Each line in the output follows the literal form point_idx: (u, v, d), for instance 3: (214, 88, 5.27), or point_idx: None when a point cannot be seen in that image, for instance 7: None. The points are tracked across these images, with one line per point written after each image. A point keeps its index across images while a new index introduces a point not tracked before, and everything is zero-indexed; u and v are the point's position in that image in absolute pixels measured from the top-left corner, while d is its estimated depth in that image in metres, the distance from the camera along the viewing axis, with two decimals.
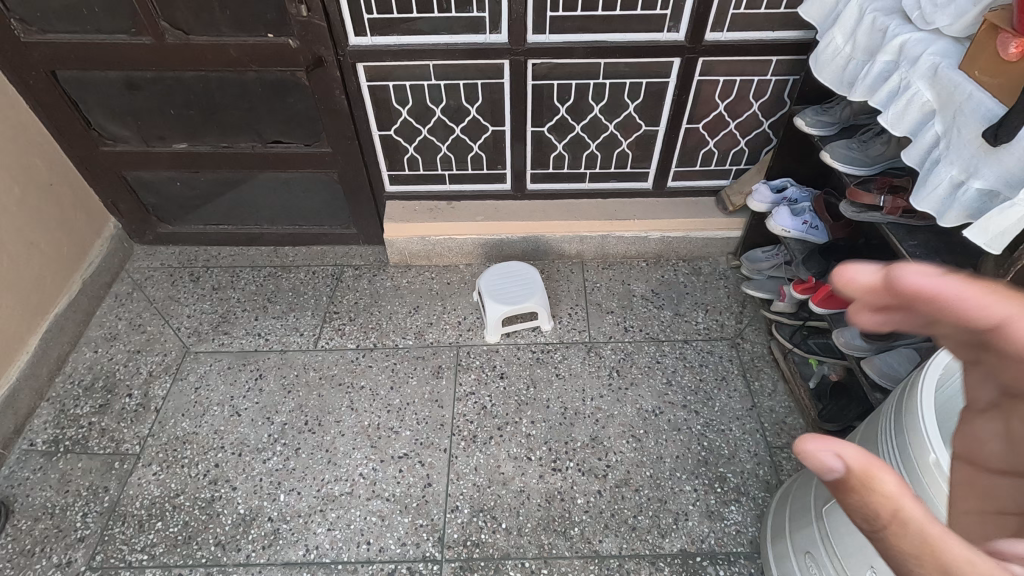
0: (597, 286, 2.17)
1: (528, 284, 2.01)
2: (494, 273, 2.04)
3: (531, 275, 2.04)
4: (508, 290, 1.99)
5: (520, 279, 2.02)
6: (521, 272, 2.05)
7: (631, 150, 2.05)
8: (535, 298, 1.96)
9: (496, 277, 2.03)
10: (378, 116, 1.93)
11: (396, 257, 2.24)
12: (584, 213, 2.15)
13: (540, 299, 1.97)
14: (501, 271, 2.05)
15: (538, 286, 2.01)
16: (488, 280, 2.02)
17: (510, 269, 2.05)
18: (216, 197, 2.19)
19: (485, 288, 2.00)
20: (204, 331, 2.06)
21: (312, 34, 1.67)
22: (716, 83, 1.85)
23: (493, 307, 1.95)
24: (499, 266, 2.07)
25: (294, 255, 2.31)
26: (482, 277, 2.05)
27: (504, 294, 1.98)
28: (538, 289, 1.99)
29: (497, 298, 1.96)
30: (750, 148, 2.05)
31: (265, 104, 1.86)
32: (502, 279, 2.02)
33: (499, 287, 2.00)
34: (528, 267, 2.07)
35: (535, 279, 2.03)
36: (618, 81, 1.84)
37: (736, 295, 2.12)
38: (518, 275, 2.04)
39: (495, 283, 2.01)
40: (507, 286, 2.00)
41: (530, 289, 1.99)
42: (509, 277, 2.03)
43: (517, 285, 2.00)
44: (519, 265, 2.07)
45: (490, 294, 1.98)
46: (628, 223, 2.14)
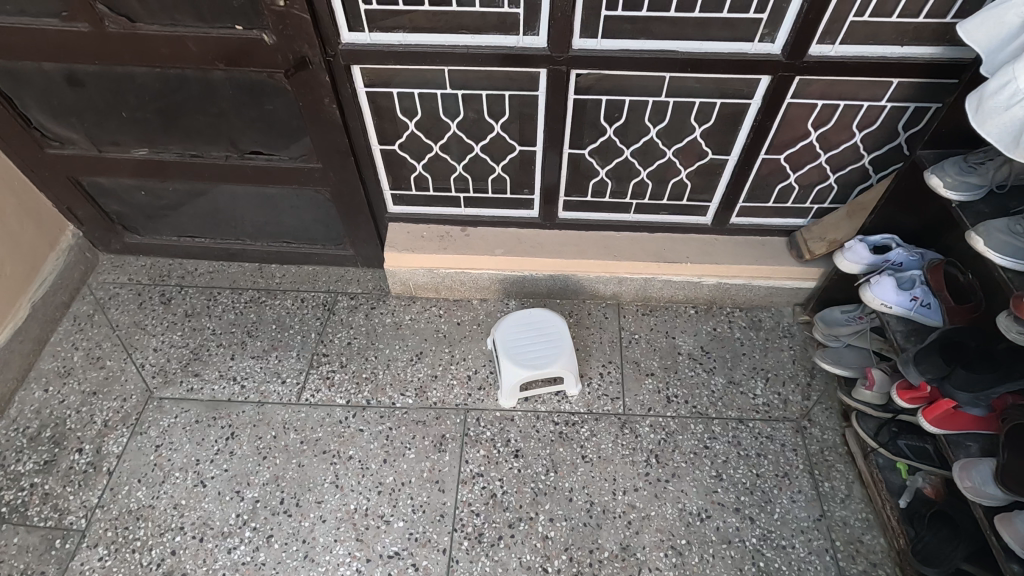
0: (635, 338, 1.82)
1: (555, 341, 1.66)
2: (512, 324, 1.69)
3: (558, 328, 1.69)
4: (530, 349, 1.64)
5: (545, 334, 1.67)
6: (545, 323, 1.69)
7: (690, 179, 1.65)
8: (562, 361, 1.62)
9: (515, 331, 1.68)
10: (381, 128, 1.55)
11: (399, 288, 1.90)
12: (626, 251, 1.77)
13: (568, 361, 1.63)
14: (521, 321, 1.70)
15: (567, 344, 1.65)
16: (505, 334, 1.67)
17: (531, 319, 1.70)
18: (189, 208, 1.85)
19: (503, 345, 1.65)
20: (172, 371, 1.76)
21: (292, 27, 1.28)
22: (811, 106, 1.44)
23: (510, 371, 1.61)
24: (517, 313, 1.71)
25: (282, 277, 1.98)
26: (498, 328, 1.70)
27: (524, 354, 1.63)
28: (566, 350, 1.64)
29: (516, 360, 1.61)
30: (840, 185, 1.64)
31: (239, 109, 1.49)
32: (523, 334, 1.67)
33: (520, 344, 1.65)
34: (554, 315, 1.72)
35: (563, 335, 1.67)
36: (685, 100, 1.44)
37: (803, 362, 1.76)
38: (541, 328, 1.68)
39: (513, 338, 1.66)
40: (529, 343, 1.65)
41: (556, 349, 1.64)
42: (531, 331, 1.68)
43: (541, 342, 1.65)
44: (543, 312, 1.72)
45: (507, 354, 1.63)
46: (679, 267, 1.76)
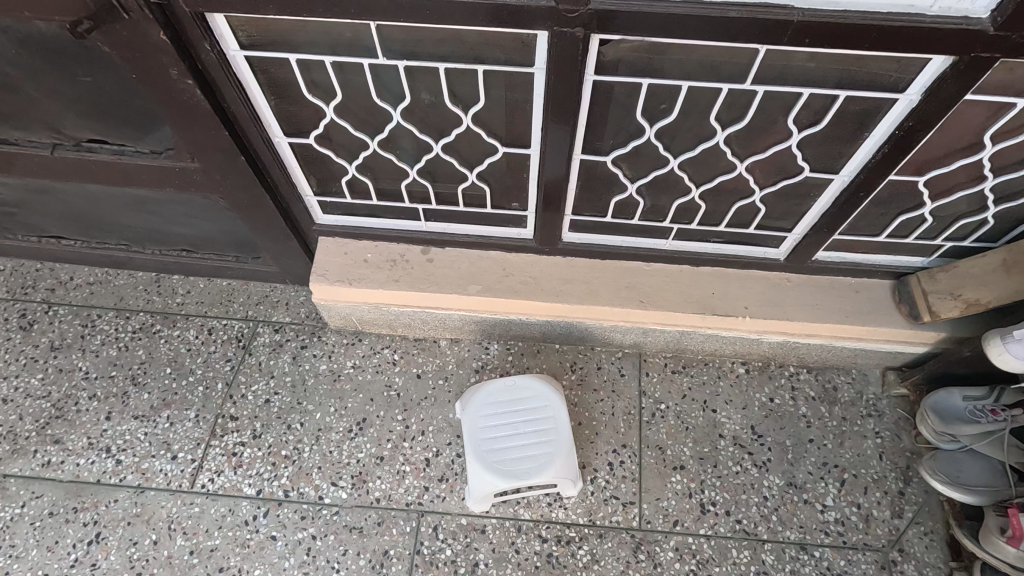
0: (660, 410, 1.32)
1: (546, 436, 1.18)
2: (487, 407, 1.22)
3: (553, 414, 1.21)
4: (508, 448, 1.18)
5: (533, 425, 1.20)
6: (534, 408, 1.21)
7: (764, 202, 1.09)
8: (555, 470, 1.15)
9: (490, 418, 1.21)
10: (287, 111, 0.98)
11: (340, 323, 1.39)
12: (657, 296, 1.23)
13: (570, 469, 1.16)
14: (500, 402, 1.22)
15: (565, 441, 1.18)
16: (476, 422, 1.21)
17: (514, 400, 1.22)
18: (40, 206, 1.30)
19: (472, 440, 1.19)
20: (24, 435, 1.29)
21: None
22: (997, 107, 0.85)
23: (480, 481, 1.16)
24: (496, 388, 1.24)
25: (184, 296, 1.47)
26: (465, 409, 1.23)
27: (500, 457, 1.17)
28: (561, 451, 1.17)
29: (489, 466, 1.16)
30: (996, 220, 1.07)
31: (51, 81, 0.93)
32: (501, 423, 1.20)
33: (497, 440, 1.19)
34: (551, 390, 1.23)
35: (559, 426, 1.19)
36: (784, 90, 0.85)
37: (894, 458, 1.26)
38: (528, 415, 1.21)
39: (487, 429, 1.20)
40: (508, 439, 1.19)
41: (547, 450, 1.17)
42: (514, 418, 1.21)
43: (526, 437, 1.18)
44: (535, 386, 1.23)
45: (476, 454, 1.17)
46: (732, 322, 1.22)
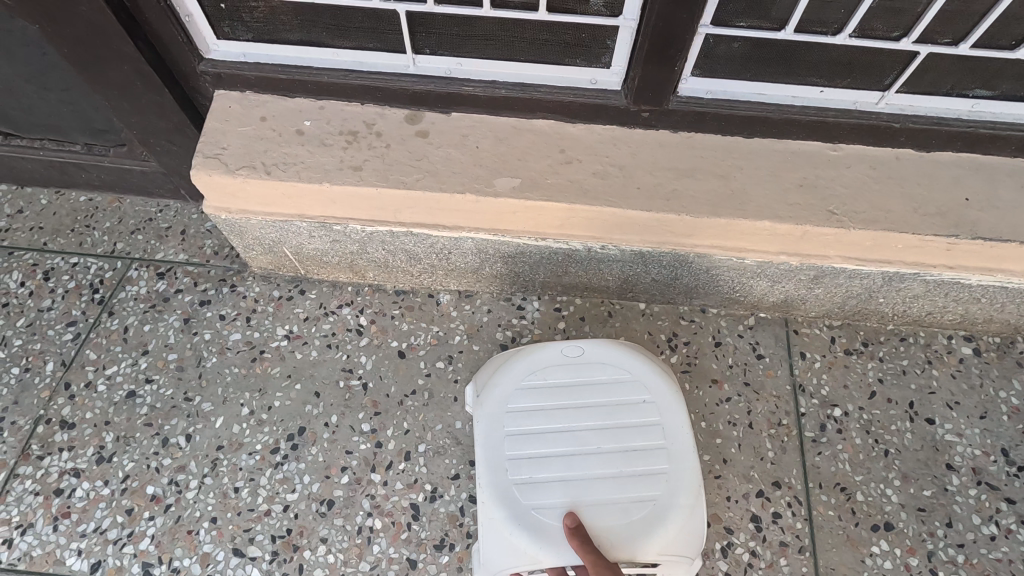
0: (835, 420, 0.74)
1: (641, 470, 0.63)
2: (529, 401, 0.66)
3: (659, 430, 0.64)
4: (562, 482, 0.62)
5: (617, 447, 0.64)
6: (620, 412, 0.66)
7: None
8: (653, 540, 0.60)
9: (531, 422, 0.65)
10: None
11: (268, 260, 0.80)
12: (858, 204, 0.64)
13: (685, 527, 0.60)
14: (555, 394, 0.67)
15: (679, 484, 0.62)
16: (505, 426, 0.65)
17: (581, 396, 0.67)
18: None
19: (492, 460, 0.63)
20: None
21: None
22: None
23: (497, 539, 0.60)
24: (551, 367, 0.68)
25: (8, 219, 0.87)
26: (484, 399, 0.67)
27: (544, 499, 0.61)
28: (673, 503, 0.61)
29: (520, 514, 0.61)
30: None
31: None
32: (554, 434, 0.65)
33: (542, 465, 0.63)
34: (657, 382, 0.67)
35: (669, 453, 0.63)
36: None
37: None
38: (607, 424, 0.65)
39: (524, 442, 0.64)
40: (565, 465, 0.63)
41: (641, 499, 0.61)
42: (579, 428, 0.65)
43: (599, 467, 0.63)
44: (626, 372, 0.68)
45: (496, 488, 0.62)
46: (1003, 252, 0.64)
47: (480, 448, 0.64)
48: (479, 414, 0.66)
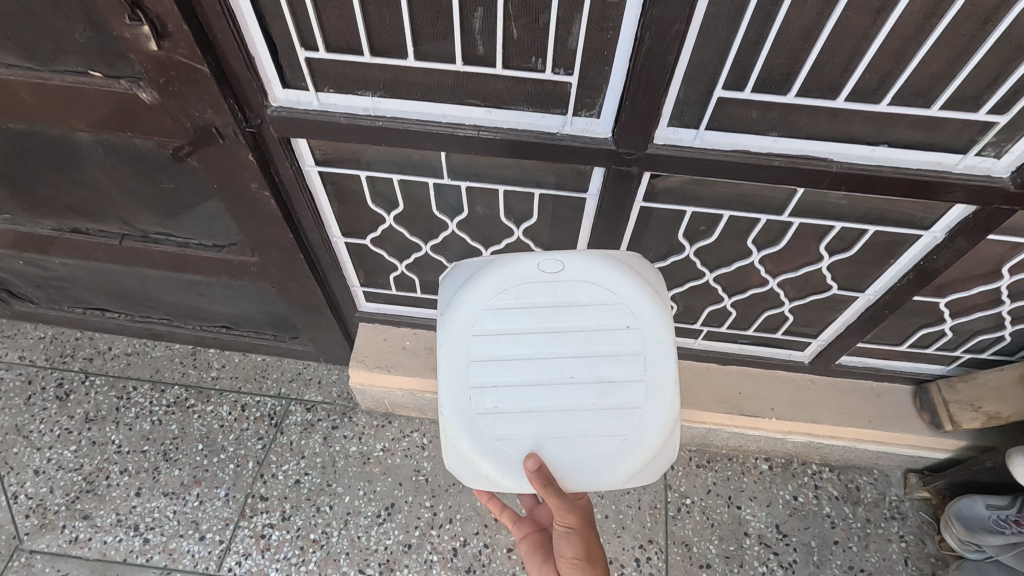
0: (685, 505, 1.33)
1: (616, 397, 0.76)
2: (504, 321, 0.78)
3: (638, 356, 0.77)
4: (535, 412, 0.76)
5: (595, 374, 0.76)
6: (602, 339, 0.77)
7: (795, 312, 1.13)
8: (621, 458, 0.75)
9: (507, 349, 0.77)
10: (346, 215, 1.04)
11: (372, 404, 1.41)
12: (685, 394, 1.27)
13: (642, 463, 0.75)
14: (531, 317, 0.77)
15: (652, 415, 0.76)
16: (478, 351, 0.77)
17: (561, 320, 0.77)
18: (88, 283, 1.35)
19: (463, 381, 0.76)
20: (54, 509, 1.30)
21: (180, 81, 0.74)
22: (1012, 245, 0.91)
23: (464, 462, 0.76)
24: (528, 286, 0.78)
25: (219, 370, 1.50)
26: (453, 317, 0.78)
27: (511, 428, 0.75)
28: (637, 435, 0.75)
29: (492, 438, 0.75)
30: (1016, 338, 1.11)
31: (122, 185, 0.98)
32: (528, 357, 0.77)
33: (513, 390, 0.76)
34: (641, 309, 0.77)
35: (645, 379, 0.76)
36: (821, 223, 0.90)
37: (919, 564, 1.26)
38: (584, 352, 0.77)
39: (495, 366, 0.77)
40: (537, 390, 0.76)
41: (616, 421, 0.75)
42: (555, 352, 0.77)
43: (575, 394, 0.76)
44: (604, 295, 0.78)
45: (467, 412, 0.76)
46: (757, 421, 1.26)
47: (450, 370, 0.76)
48: (450, 326, 0.77)
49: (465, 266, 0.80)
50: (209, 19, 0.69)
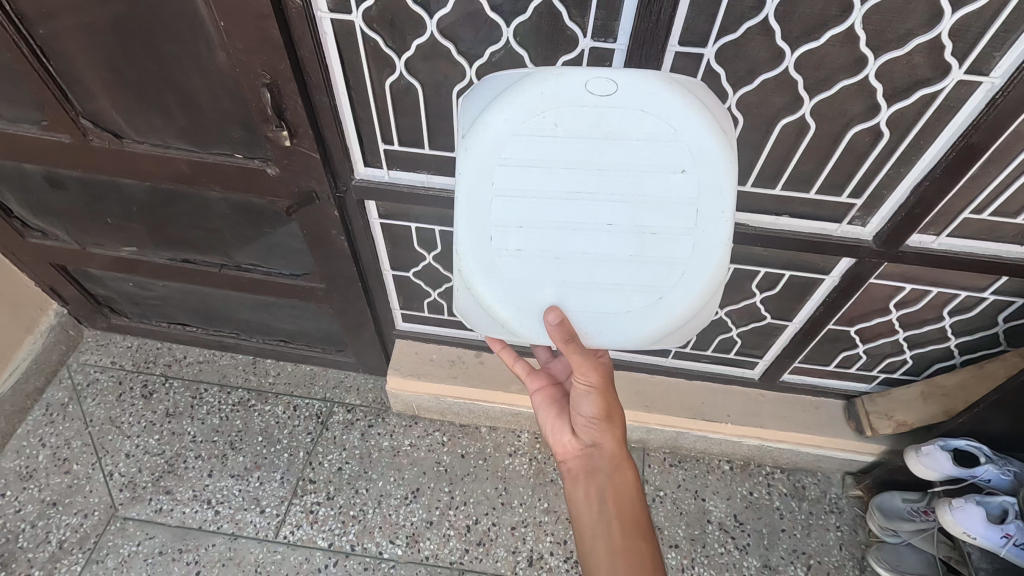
0: (659, 496, 1.61)
1: (654, 252, 0.74)
2: (541, 147, 0.72)
3: (691, 204, 0.73)
4: (563, 258, 0.75)
5: (635, 218, 0.73)
6: (650, 182, 0.73)
7: (741, 337, 1.44)
8: (650, 319, 0.77)
9: (540, 184, 0.73)
10: (395, 254, 1.36)
11: (402, 407, 1.71)
12: (658, 402, 1.57)
13: (669, 324, 0.78)
14: (571, 145, 0.72)
15: (695, 276, 0.75)
16: (509, 181, 0.73)
17: (606, 153, 0.72)
18: (178, 302, 1.67)
19: (487, 214, 0.74)
20: (142, 485, 1.60)
21: (298, 163, 1.09)
22: (896, 287, 1.22)
23: (485, 305, 0.78)
24: (573, 109, 0.71)
25: (274, 376, 1.81)
26: (480, 141, 0.72)
27: (536, 272, 0.76)
28: (669, 294, 0.76)
29: (516, 282, 0.76)
30: (916, 361, 1.41)
31: (233, 227, 1.33)
32: (563, 193, 0.73)
33: (543, 229, 0.74)
34: (704, 151, 0.72)
35: (695, 234, 0.74)
36: (749, 267, 1.22)
37: (852, 549, 1.53)
38: (626, 194, 0.73)
39: (524, 204, 0.73)
40: (569, 230, 0.74)
41: (650, 277, 0.75)
42: (595, 191, 0.73)
43: (609, 240, 0.74)
44: (659, 128, 0.71)
45: (487, 252, 0.75)
46: (716, 425, 1.56)
47: (473, 200, 0.74)
48: (478, 151, 0.72)
49: (500, 85, 0.73)
50: (322, 126, 1.04)
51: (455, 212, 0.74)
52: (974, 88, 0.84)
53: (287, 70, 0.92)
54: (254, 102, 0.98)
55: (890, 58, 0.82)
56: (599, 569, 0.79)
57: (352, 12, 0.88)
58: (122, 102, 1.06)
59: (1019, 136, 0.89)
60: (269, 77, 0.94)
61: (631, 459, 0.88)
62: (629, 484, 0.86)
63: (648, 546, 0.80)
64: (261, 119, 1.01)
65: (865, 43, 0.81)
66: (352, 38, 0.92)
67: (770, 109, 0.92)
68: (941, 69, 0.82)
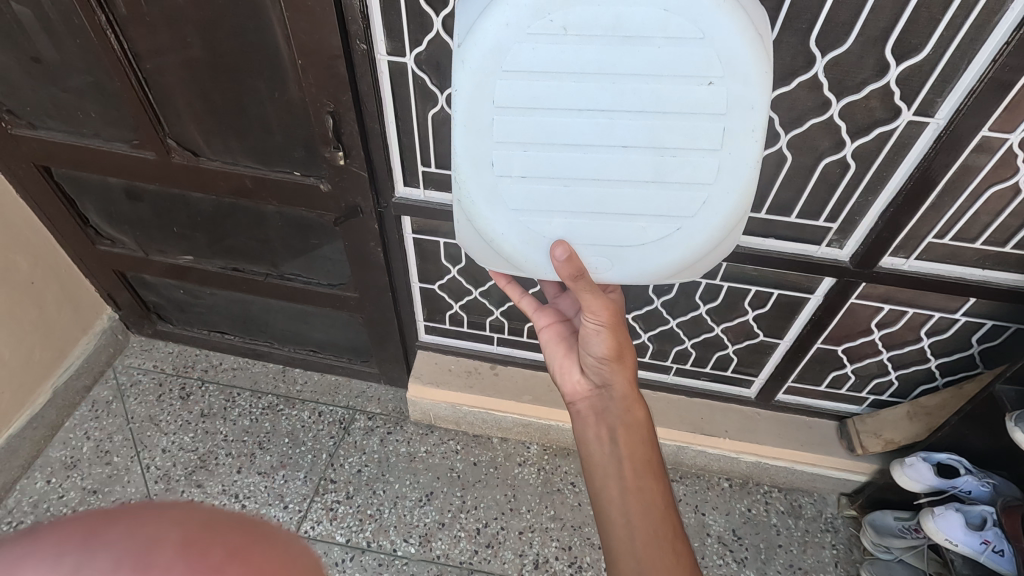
0: None
1: (672, 175, 0.80)
2: (555, 58, 0.74)
3: (717, 119, 0.76)
4: (576, 183, 0.82)
5: (654, 139, 0.78)
6: (673, 96, 0.75)
7: (736, 354, 1.56)
8: (667, 244, 0.85)
9: (554, 103, 0.76)
10: (423, 268, 1.52)
11: (419, 416, 1.83)
12: (659, 415, 1.68)
13: (682, 247, 0.85)
14: (586, 55, 0.73)
15: (717, 199, 0.82)
16: (520, 98, 0.76)
17: (624, 64, 0.74)
18: (222, 308, 1.84)
19: (497, 137, 0.79)
20: (175, 478, 1.71)
21: (348, 181, 1.27)
22: (875, 308, 1.34)
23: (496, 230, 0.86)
24: (589, 10, 0.71)
25: (302, 384, 1.94)
26: (484, 52, 0.74)
27: (550, 196, 0.83)
28: (686, 220, 0.83)
29: (525, 209, 0.84)
30: (901, 382, 1.51)
31: (283, 238, 1.50)
32: (578, 111, 0.77)
33: (557, 151, 0.80)
34: (734, 59, 0.73)
35: (720, 154, 0.78)
36: (741, 286, 1.36)
37: (846, 566, 1.59)
38: (644, 110, 0.76)
39: (537, 123, 0.78)
40: (585, 151, 0.79)
41: (670, 203, 0.82)
42: (612, 107, 0.76)
43: (626, 164, 0.80)
44: (682, 32, 0.71)
45: (499, 177, 0.82)
46: (714, 439, 1.66)
47: (484, 121, 0.78)
48: (485, 65, 0.74)
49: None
50: (371, 149, 1.22)
51: (465, 136, 0.79)
52: (923, 128, 1.00)
53: (348, 100, 1.11)
54: (317, 127, 1.17)
55: (851, 101, 0.99)
56: (611, 500, 0.93)
57: (406, 55, 1.08)
58: (203, 125, 1.25)
59: (967, 170, 1.04)
60: (333, 106, 1.13)
61: (639, 396, 1.00)
62: (637, 420, 0.98)
63: (651, 471, 0.94)
64: (321, 142, 1.20)
65: (829, 88, 0.98)
66: (404, 76, 1.11)
67: None
68: (894, 110, 0.99)
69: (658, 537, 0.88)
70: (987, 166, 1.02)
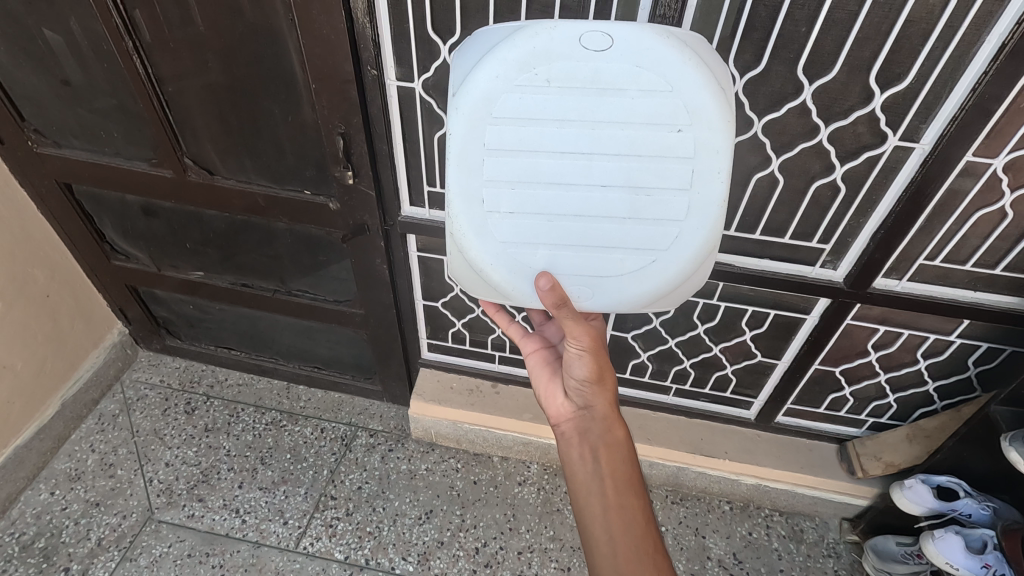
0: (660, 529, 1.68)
1: (647, 211, 0.83)
2: (538, 106, 0.79)
3: (687, 160, 0.80)
4: (558, 219, 0.84)
5: (631, 178, 0.81)
6: (646, 141, 0.80)
7: (736, 374, 1.57)
8: (643, 277, 0.88)
9: (538, 145, 0.81)
10: (427, 285, 1.55)
11: (421, 433, 1.84)
12: (659, 436, 1.69)
13: (656, 278, 0.88)
14: (567, 104, 0.78)
15: (689, 234, 0.85)
16: (506, 141, 0.80)
17: (602, 111, 0.78)
18: (229, 324, 1.88)
19: (485, 175, 0.82)
20: (177, 492, 1.72)
21: (357, 200, 1.32)
22: (872, 329, 1.36)
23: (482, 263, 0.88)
24: (570, 65, 0.77)
25: (306, 401, 1.96)
26: (475, 99, 0.79)
27: (534, 230, 0.85)
28: (660, 253, 0.86)
29: (511, 242, 0.86)
30: (900, 405, 1.52)
31: (292, 255, 1.55)
32: (559, 153, 0.81)
33: (540, 188, 0.83)
34: (700, 109, 0.78)
35: (690, 194, 0.82)
36: (738, 305, 1.39)
37: None
38: (621, 152, 0.80)
39: (522, 163, 0.81)
40: (566, 189, 0.83)
41: (645, 237, 0.85)
42: (591, 150, 0.80)
43: (606, 201, 0.83)
44: (654, 85, 0.77)
45: (487, 213, 0.84)
46: (714, 460, 1.66)
47: (473, 160, 0.81)
48: (474, 110, 0.79)
49: (494, 43, 0.79)
50: (379, 168, 1.27)
51: (455, 174, 0.82)
52: (910, 153, 1.04)
53: (358, 122, 1.17)
54: (328, 148, 1.23)
55: (839, 126, 1.03)
56: (595, 520, 0.92)
57: (414, 81, 1.13)
58: (220, 145, 1.31)
59: (954, 194, 1.07)
60: (344, 128, 1.18)
61: (620, 416, 1.01)
62: (618, 439, 0.98)
63: (634, 489, 0.95)
64: (332, 161, 1.25)
65: (817, 114, 1.03)
66: (412, 101, 1.16)
67: (746, 166, 1.12)
68: (881, 136, 1.03)
69: (642, 554, 0.89)
70: (973, 190, 1.06)
